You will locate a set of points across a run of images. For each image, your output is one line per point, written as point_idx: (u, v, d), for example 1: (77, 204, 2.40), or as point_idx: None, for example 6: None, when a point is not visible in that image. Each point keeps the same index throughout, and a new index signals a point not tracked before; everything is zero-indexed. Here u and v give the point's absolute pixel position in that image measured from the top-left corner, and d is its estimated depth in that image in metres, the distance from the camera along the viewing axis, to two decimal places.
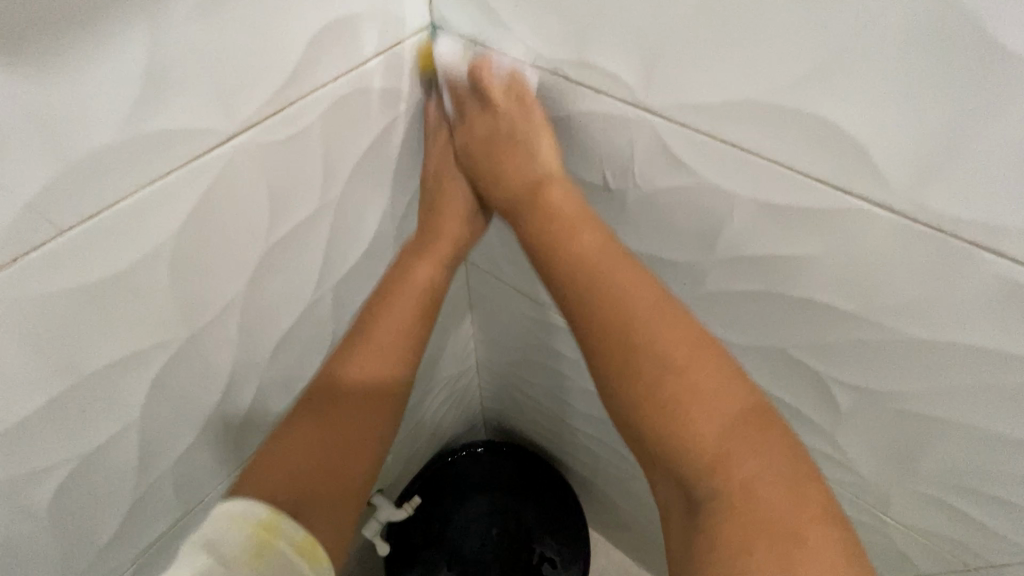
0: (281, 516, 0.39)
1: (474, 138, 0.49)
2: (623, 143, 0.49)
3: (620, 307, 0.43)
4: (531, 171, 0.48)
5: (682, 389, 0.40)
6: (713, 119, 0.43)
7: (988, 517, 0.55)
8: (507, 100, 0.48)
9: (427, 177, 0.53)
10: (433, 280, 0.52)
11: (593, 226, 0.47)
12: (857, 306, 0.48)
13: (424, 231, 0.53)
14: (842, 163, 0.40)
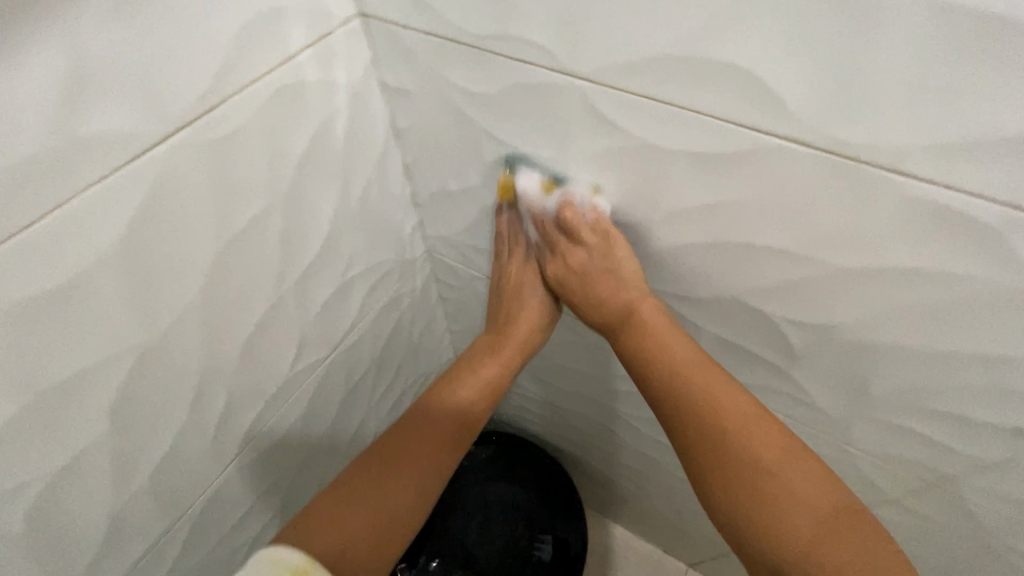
0: (314, 565, 0.40)
1: (560, 264, 0.53)
2: (553, 124, 0.46)
3: (715, 402, 0.44)
4: (623, 294, 0.50)
5: (757, 474, 0.41)
6: (637, 85, 0.39)
7: (944, 462, 0.52)
8: (592, 232, 0.49)
9: (506, 285, 0.59)
10: (504, 372, 0.57)
11: (678, 333, 0.49)
12: (803, 295, 0.45)
13: (504, 323, 0.59)
14: (767, 126, 0.36)
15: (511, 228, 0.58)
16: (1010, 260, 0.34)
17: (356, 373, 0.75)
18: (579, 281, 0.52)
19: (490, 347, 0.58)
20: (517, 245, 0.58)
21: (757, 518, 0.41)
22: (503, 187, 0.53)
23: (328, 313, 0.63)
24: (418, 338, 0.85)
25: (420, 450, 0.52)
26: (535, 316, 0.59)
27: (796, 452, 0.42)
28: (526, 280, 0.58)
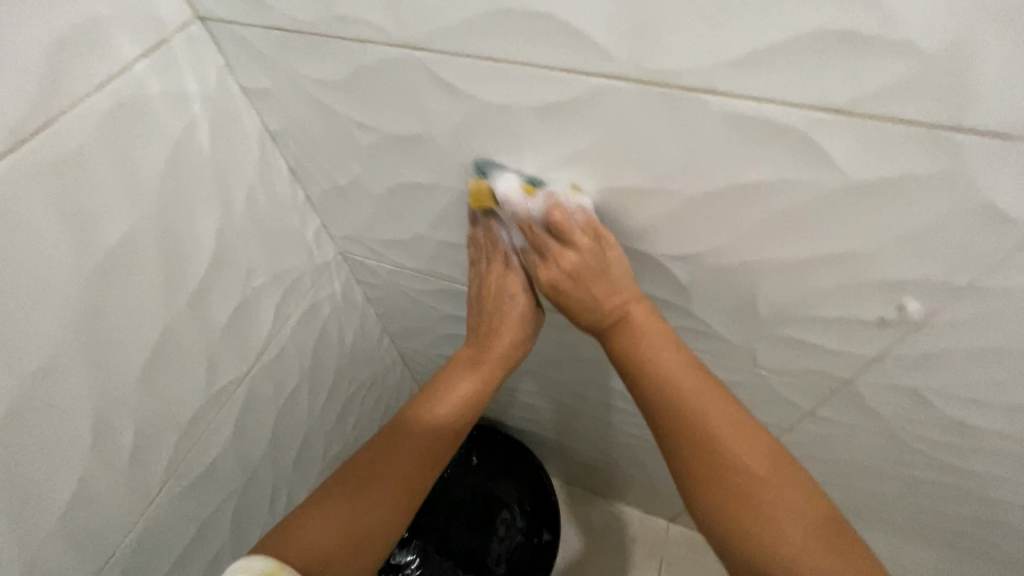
0: (284, 567, 0.43)
1: (545, 266, 0.49)
2: (406, 98, 0.46)
3: (711, 417, 0.44)
4: (614, 298, 0.48)
5: (744, 488, 0.42)
6: (464, 44, 0.40)
7: (836, 366, 0.55)
8: (584, 236, 0.47)
9: (487, 298, 0.57)
10: (481, 389, 0.56)
11: (672, 343, 0.47)
12: (672, 230, 0.47)
13: (484, 338, 0.57)
14: (586, 64, 0.37)
15: (488, 238, 0.55)
16: (826, 161, 0.36)
17: (286, 386, 0.74)
18: (573, 288, 0.48)
19: (472, 363, 0.57)
20: (497, 256, 0.55)
21: (741, 533, 0.42)
22: (475, 196, 0.50)
23: (237, 329, 0.63)
24: (350, 342, 0.85)
25: (399, 464, 0.52)
26: (518, 331, 0.56)
27: (784, 474, 0.43)
28: (510, 289, 0.55)
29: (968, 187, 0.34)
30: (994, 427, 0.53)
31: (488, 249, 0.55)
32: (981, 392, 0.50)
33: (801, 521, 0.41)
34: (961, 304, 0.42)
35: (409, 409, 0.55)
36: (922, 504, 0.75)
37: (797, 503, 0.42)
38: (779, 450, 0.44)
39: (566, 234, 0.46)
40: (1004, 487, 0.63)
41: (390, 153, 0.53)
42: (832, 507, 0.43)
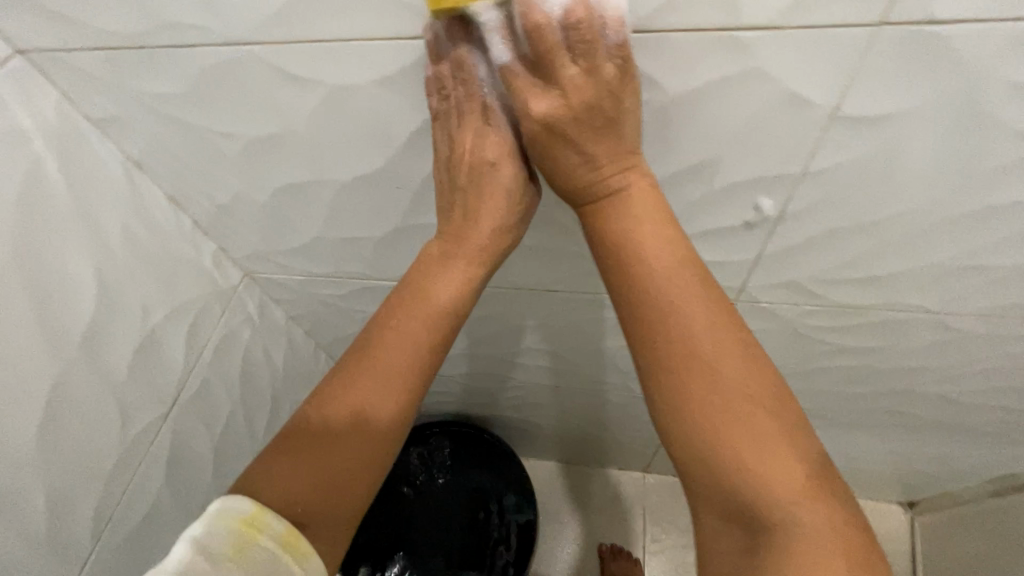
0: (266, 510, 0.38)
1: (551, 96, 0.39)
2: (256, 96, 0.46)
3: (715, 334, 0.39)
4: (615, 170, 0.41)
5: (737, 417, 0.38)
6: (290, 30, 0.40)
7: (729, 277, 0.59)
8: (608, 57, 0.37)
9: (459, 165, 0.45)
10: (451, 295, 0.46)
11: (670, 241, 0.41)
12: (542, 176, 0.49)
13: (458, 226, 0.46)
14: (408, 27, 0.39)
15: (459, 75, 0.41)
16: (645, 80, 0.39)
17: (219, 419, 0.72)
18: (581, 128, 0.40)
19: (444, 259, 0.46)
20: (472, 98, 0.42)
21: (719, 471, 0.38)
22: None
23: (147, 368, 0.61)
24: (282, 363, 0.83)
25: (370, 406, 0.43)
26: (498, 215, 0.46)
27: (778, 410, 0.38)
28: (488, 150, 0.44)
29: (766, 79, 0.38)
30: (870, 302, 0.59)
31: (458, 90, 0.42)
32: (849, 271, 0.55)
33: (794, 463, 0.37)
34: (802, 191, 0.46)
35: (357, 347, 0.45)
36: (843, 391, 0.81)
37: (789, 440, 0.38)
38: (779, 379, 0.39)
39: (588, 47, 0.37)
40: (902, 357, 0.69)
41: (261, 157, 0.53)
42: (819, 451, 0.39)
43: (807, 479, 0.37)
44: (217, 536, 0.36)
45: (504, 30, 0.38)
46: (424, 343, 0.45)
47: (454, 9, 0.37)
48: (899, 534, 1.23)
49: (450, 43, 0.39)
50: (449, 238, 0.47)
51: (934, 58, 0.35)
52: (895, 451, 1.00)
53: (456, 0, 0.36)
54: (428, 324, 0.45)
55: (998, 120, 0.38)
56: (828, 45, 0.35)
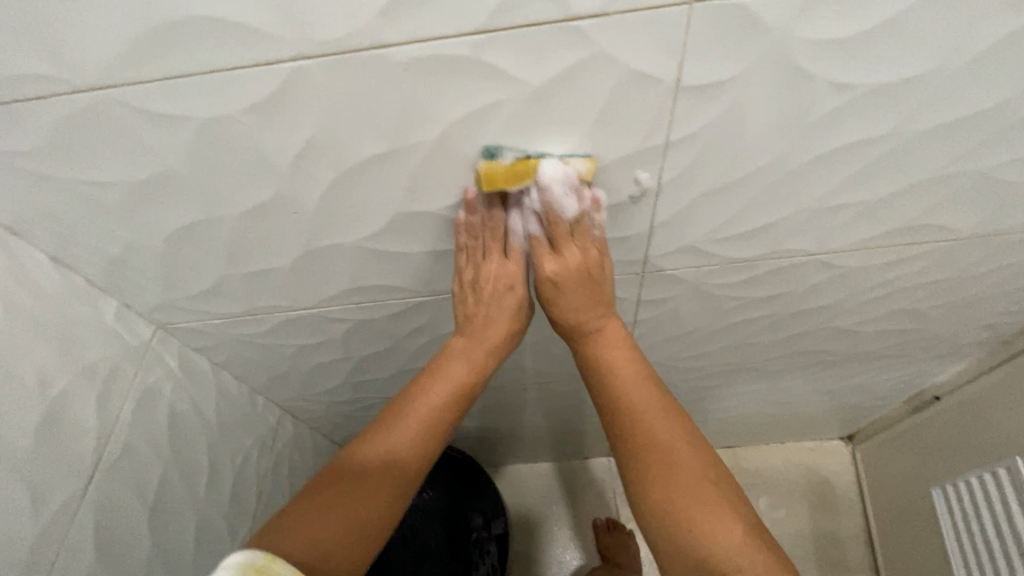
0: (274, 559, 0.39)
1: (558, 261, 0.57)
2: (127, 140, 0.45)
3: (670, 418, 0.54)
4: (595, 310, 0.59)
5: (687, 482, 0.50)
6: (146, 69, 0.40)
7: (630, 251, 0.63)
8: (593, 249, 0.58)
9: (481, 284, 0.59)
10: (467, 383, 0.59)
11: (631, 357, 0.58)
12: (434, 180, 0.51)
13: (477, 330, 0.61)
14: (266, 53, 0.39)
15: (489, 227, 0.56)
16: (506, 74, 0.42)
17: (151, 482, 0.69)
18: (575, 281, 0.57)
19: (468, 351, 0.60)
20: (496, 241, 0.57)
21: (674, 526, 0.49)
22: (495, 177, 0.49)
23: (56, 442, 0.57)
24: (215, 414, 0.80)
25: (398, 475, 0.53)
26: (507, 328, 0.61)
27: (717, 478, 0.51)
28: (507, 277, 0.59)
29: (612, 61, 0.41)
30: (759, 254, 0.64)
31: (488, 236, 0.57)
32: (732, 228, 0.60)
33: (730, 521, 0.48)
34: (671, 161, 0.51)
35: (386, 421, 0.56)
36: (761, 342, 0.87)
37: (728, 504, 0.49)
38: (717, 459, 0.53)
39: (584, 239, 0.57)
40: (798, 300, 0.76)
41: (145, 201, 0.51)
42: (753, 517, 0.50)
43: (740, 536, 0.47)
44: None
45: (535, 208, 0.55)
46: (444, 421, 0.57)
47: (500, 189, 0.51)
48: (842, 466, 1.33)
49: (489, 207, 0.55)
50: (473, 335, 0.61)
51: (746, 28, 0.40)
52: (821, 389, 1.08)
53: (504, 188, 0.51)
54: (447, 404, 0.57)
55: (811, 74, 0.43)
56: (654, 24, 0.39)
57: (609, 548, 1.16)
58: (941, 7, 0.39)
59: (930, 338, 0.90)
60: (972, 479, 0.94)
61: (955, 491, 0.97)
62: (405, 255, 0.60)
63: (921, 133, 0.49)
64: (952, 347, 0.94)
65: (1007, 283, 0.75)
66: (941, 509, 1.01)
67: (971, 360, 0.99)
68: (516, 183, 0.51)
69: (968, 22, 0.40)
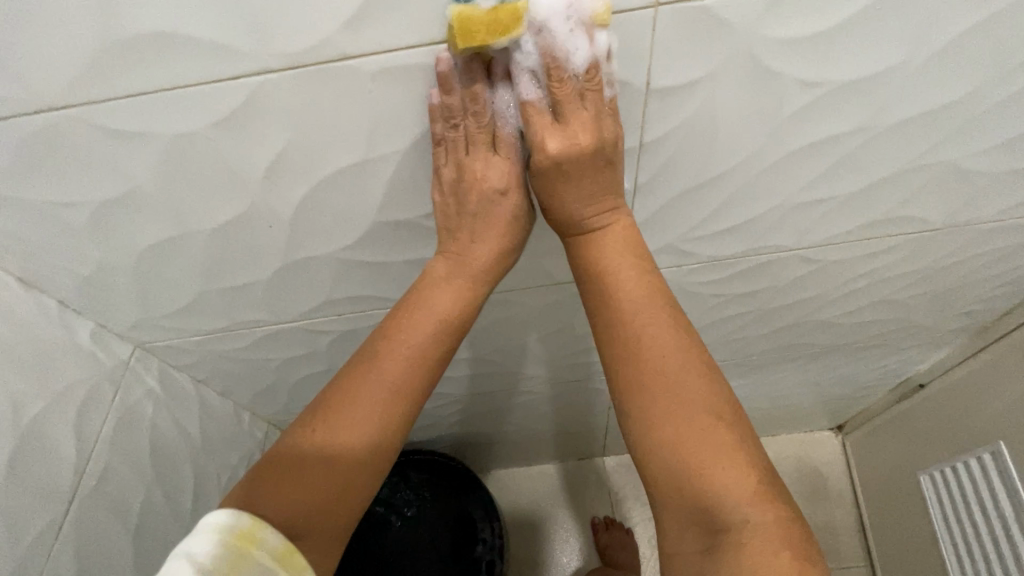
0: (262, 525, 0.39)
1: (561, 138, 0.45)
2: (92, 159, 0.44)
3: (677, 346, 0.45)
4: (601, 206, 0.49)
5: (696, 426, 0.43)
6: (109, 87, 0.39)
7: None
8: (608, 113, 0.45)
9: (465, 190, 0.49)
10: (450, 313, 0.50)
11: (637, 270, 0.48)
12: (408, 189, 0.51)
13: (461, 249, 0.52)
14: (230, 68, 0.39)
15: (471, 107, 0.44)
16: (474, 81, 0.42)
17: (133, 504, 0.68)
18: (580, 168, 0.46)
19: (451, 277, 0.51)
20: (481, 125, 0.46)
21: (681, 476, 0.42)
22: (471, 27, 0.37)
23: (33, 469, 0.56)
24: (199, 431, 0.79)
25: (371, 424, 0.45)
26: (499, 240, 0.52)
27: (731, 417, 0.44)
28: (498, 179, 0.49)
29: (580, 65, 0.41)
30: (738, 251, 0.65)
31: (470, 121, 0.45)
32: (710, 226, 0.60)
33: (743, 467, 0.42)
34: (646, 162, 0.51)
35: (356, 362, 0.48)
36: (746, 337, 0.88)
37: (744, 449, 0.43)
38: (732, 395, 0.45)
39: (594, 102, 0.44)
40: (779, 295, 0.76)
41: (114, 220, 0.50)
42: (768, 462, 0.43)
43: (754, 485, 0.41)
44: (215, 548, 0.36)
45: (528, 70, 0.43)
46: (424, 358, 0.48)
47: (479, 46, 0.39)
48: (833, 456, 1.34)
49: (467, 79, 0.42)
50: (455, 257, 0.52)
51: (712, 29, 0.40)
52: (808, 381, 1.09)
53: (483, 46, 0.39)
54: (426, 339, 0.49)
55: (779, 73, 0.44)
56: (621, 28, 0.39)
57: (609, 546, 1.17)
58: (902, 6, 0.40)
59: (911, 327, 0.91)
60: (958, 464, 0.95)
61: (942, 477, 0.99)
62: (384, 264, 0.60)
63: (890, 127, 0.50)
64: (934, 335, 0.95)
65: (982, 272, 0.76)
66: (929, 494, 1.02)
67: (953, 347, 1.00)
68: (499, 35, 0.39)
69: (928, 20, 0.41)
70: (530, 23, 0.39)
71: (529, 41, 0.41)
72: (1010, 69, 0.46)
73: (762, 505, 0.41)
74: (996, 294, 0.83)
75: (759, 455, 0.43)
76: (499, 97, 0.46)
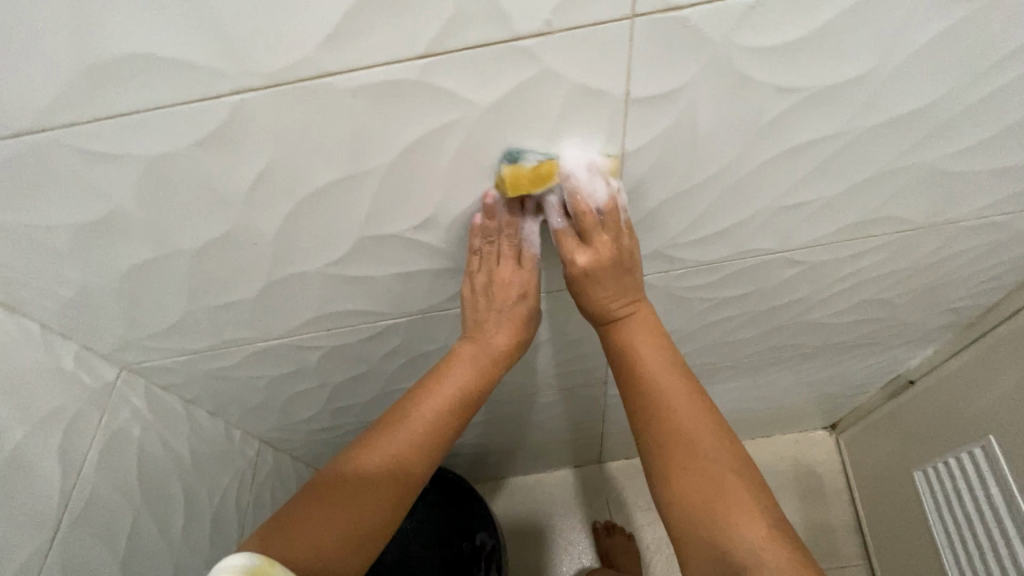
0: (274, 565, 0.39)
1: (586, 253, 0.54)
2: (73, 182, 0.44)
3: (692, 403, 0.52)
4: (620, 300, 0.56)
5: (709, 476, 0.48)
6: (88, 110, 0.39)
7: None
8: (624, 236, 0.55)
9: (496, 292, 0.58)
10: (472, 385, 0.58)
11: (649, 344, 0.55)
12: (393, 204, 0.51)
13: (486, 333, 0.60)
14: (208, 89, 0.39)
15: (507, 231, 0.55)
16: (453, 96, 0.42)
17: (121, 529, 0.67)
18: (603, 275, 0.55)
19: (474, 355, 0.59)
20: (512, 242, 0.56)
21: (699, 524, 0.46)
22: (518, 180, 0.49)
23: (15, 497, 0.55)
24: (188, 452, 0.78)
25: (401, 483, 0.52)
26: (515, 330, 0.60)
27: (741, 473, 0.48)
28: (521, 286, 0.59)
29: (560, 77, 0.41)
30: (725, 255, 0.65)
31: (505, 244, 0.56)
32: (696, 232, 0.61)
33: (756, 516, 0.46)
34: (629, 171, 0.51)
35: (393, 424, 0.55)
36: (737, 340, 0.88)
37: (753, 501, 0.47)
38: (743, 452, 0.50)
39: (613, 227, 0.53)
40: (768, 297, 0.77)
41: (96, 242, 0.50)
42: (780, 515, 0.47)
43: (767, 532, 0.45)
44: None
45: (556, 206, 0.53)
46: (449, 426, 0.56)
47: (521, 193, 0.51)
48: (829, 455, 1.35)
49: (508, 211, 0.53)
50: (481, 343, 0.60)
51: (688, 37, 0.40)
52: (800, 382, 1.10)
53: (524, 191, 0.50)
54: (452, 408, 0.56)
55: (757, 79, 0.44)
56: (598, 39, 0.39)
57: (611, 550, 1.17)
58: (873, 11, 0.40)
59: (899, 325, 0.92)
60: (951, 459, 0.95)
61: (935, 472, 0.99)
62: (372, 278, 0.60)
63: (868, 130, 0.51)
64: (921, 332, 0.96)
65: (966, 268, 0.77)
66: (924, 490, 1.03)
67: (941, 343, 1.01)
68: (539, 182, 0.49)
69: (899, 25, 0.42)
70: (561, 177, 0.50)
71: (558, 188, 0.51)
72: (983, 70, 0.46)
73: (773, 543, 0.44)
74: (980, 289, 0.84)
75: (767, 501, 0.47)
76: (530, 229, 0.56)
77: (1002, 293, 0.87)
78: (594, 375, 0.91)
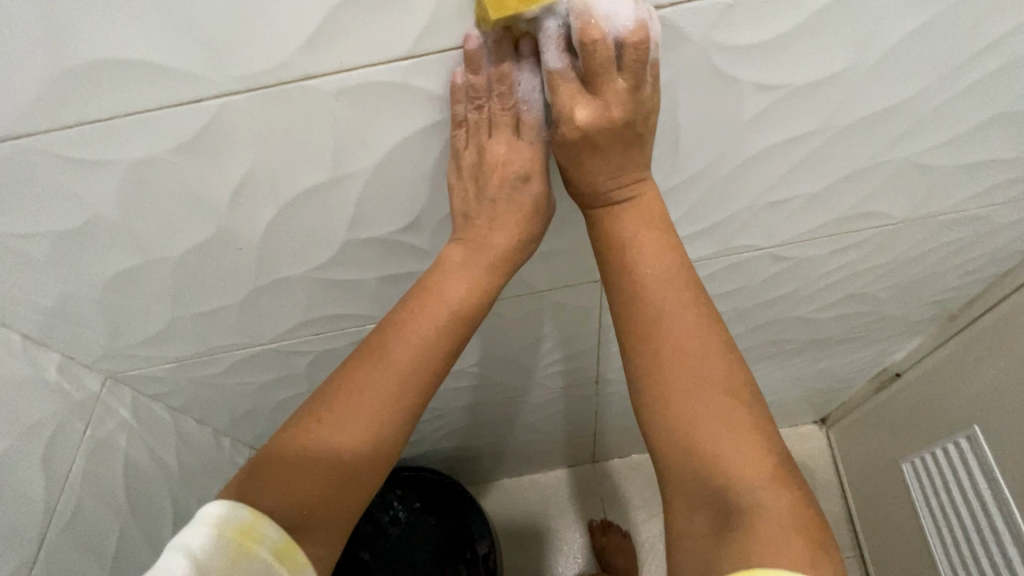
0: (261, 520, 0.38)
1: (593, 106, 0.42)
2: (52, 189, 0.43)
3: (697, 322, 0.44)
4: (626, 181, 0.46)
5: (713, 405, 0.42)
6: (66, 116, 0.39)
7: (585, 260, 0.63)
8: (648, 78, 0.42)
9: (486, 174, 0.47)
10: (460, 301, 0.48)
11: (657, 247, 0.46)
12: (378, 206, 0.51)
13: (478, 233, 0.49)
14: (188, 93, 0.39)
15: (497, 85, 0.43)
16: (436, 98, 0.42)
17: (107, 540, 0.66)
18: (611, 140, 0.44)
19: (466, 263, 0.49)
20: (502, 103, 0.44)
21: (697, 457, 0.41)
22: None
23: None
24: (176, 461, 0.77)
25: (372, 415, 0.44)
26: (517, 226, 0.49)
27: (749, 402, 0.42)
28: (521, 163, 0.47)
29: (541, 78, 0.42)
30: (711, 252, 0.66)
31: (495, 101, 0.44)
32: (681, 229, 0.61)
33: (759, 450, 0.41)
34: None
35: (365, 351, 0.46)
36: None
37: (760, 435, 0.41)
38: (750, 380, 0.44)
39: (636, 65, 0.40)
40: (754, 293, 0.77)
41: (77, 250, 0.49)
42: (783, 448, 0.42)
43: (770, 468, 0.40)
44: (214, 543, 0.36)
45: (555, 38, 0.41)
46: (433, 347, 0.46)
47: (509, 23, 0.38)
48: (819, 449, 1.36)
49: (496, 53, 0.41)
50: (473, 245, 0.49)
51: (666, 36, 0.41)
52: (789, 377, 1.11)
53: (514, 14, 0.37)
54: (437, 328, 0.47)
55: (738, 77, 0.44)
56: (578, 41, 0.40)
57: (606, 548, 1.17)
58: (849, 9, 0.41)
59: (885, 318, 0.93)
60: (936, 449, 0.97)
61: (922, 462, 1.01)
62: (359, 281, 0.59)
63: (848, 126, 0.51)
64: (906, 326, 0.98)
65: (947, 261, 0.78)
66: (912, 481, 1.04)
67: (926, 335, 1.02)
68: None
69: (875, 23, 0.42)
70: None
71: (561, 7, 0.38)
72: (958, 65, 0.47)
73: (778, 486, 0.39)
74: (963, 281, 0.86)
75: (774, 437, 0.42)
76: (523, 78, 0.44)
77: (984, 284, 0.89)
78: (585, 374, 0.91)
